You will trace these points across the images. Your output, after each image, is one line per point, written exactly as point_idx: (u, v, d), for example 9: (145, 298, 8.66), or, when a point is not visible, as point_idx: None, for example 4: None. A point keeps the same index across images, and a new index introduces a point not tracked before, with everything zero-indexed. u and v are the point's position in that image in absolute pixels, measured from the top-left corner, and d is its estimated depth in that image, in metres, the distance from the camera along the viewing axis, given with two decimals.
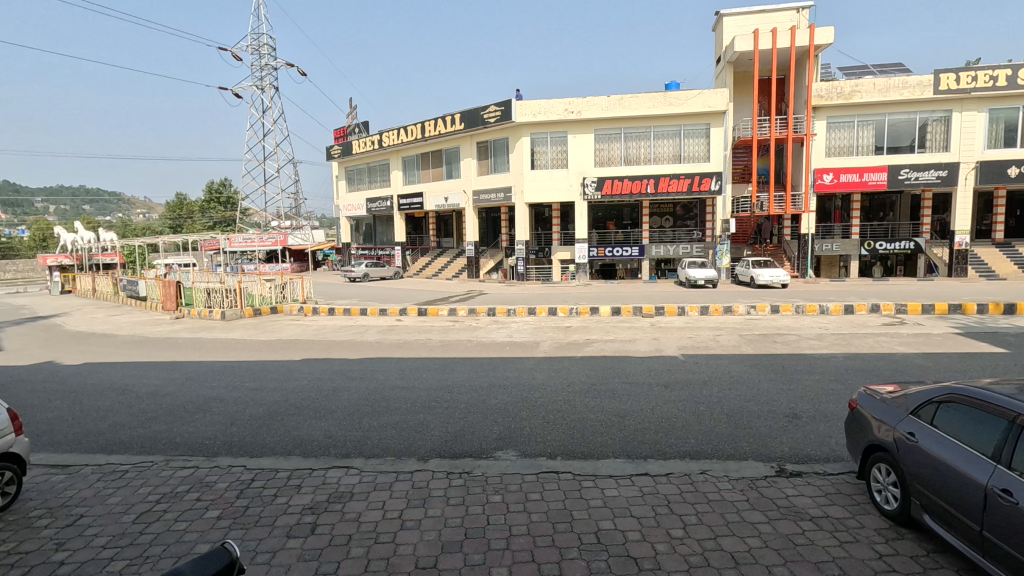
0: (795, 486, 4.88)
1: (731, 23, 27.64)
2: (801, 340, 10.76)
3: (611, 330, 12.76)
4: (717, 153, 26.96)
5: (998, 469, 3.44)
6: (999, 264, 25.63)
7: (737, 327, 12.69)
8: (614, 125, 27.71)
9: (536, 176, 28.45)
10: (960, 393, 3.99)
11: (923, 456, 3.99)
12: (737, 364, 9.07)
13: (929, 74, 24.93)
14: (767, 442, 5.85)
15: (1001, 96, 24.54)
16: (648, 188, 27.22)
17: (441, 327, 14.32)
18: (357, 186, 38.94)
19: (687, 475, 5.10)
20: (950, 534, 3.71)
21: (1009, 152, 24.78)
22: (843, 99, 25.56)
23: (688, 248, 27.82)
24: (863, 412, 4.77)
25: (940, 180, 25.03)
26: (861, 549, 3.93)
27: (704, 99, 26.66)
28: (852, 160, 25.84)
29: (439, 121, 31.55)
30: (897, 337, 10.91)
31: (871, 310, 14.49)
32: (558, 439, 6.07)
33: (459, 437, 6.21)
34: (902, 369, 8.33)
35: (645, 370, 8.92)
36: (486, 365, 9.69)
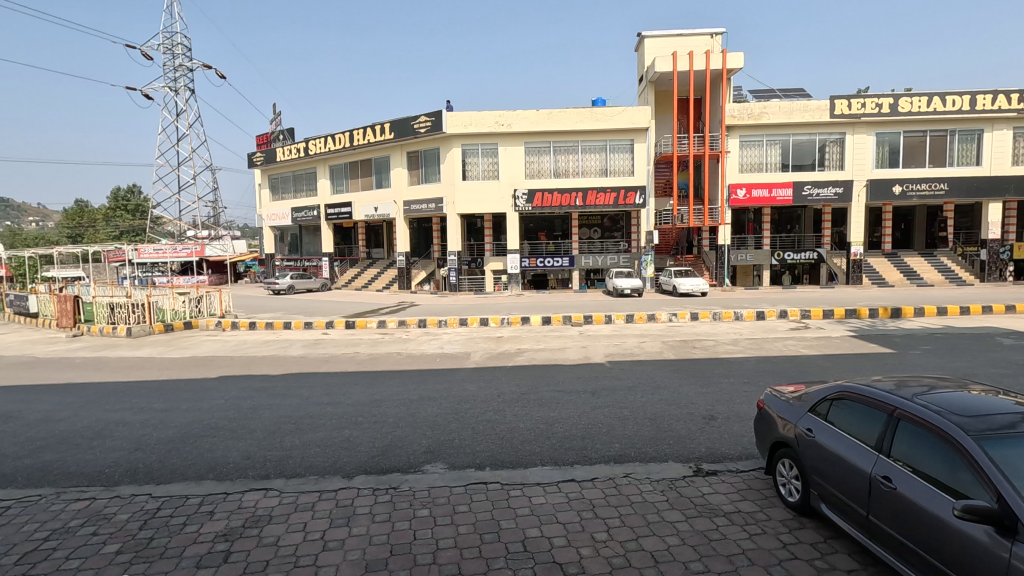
0: (711, 485, 5.14)
1: (651, 46, 29.14)
2: (718, 346, 11.41)
3: (541, 340, 12.96)
4: (641, 168, 28.16)
5: (880, 459, 3.80)
6: (889, 273, 28.24)
7: (660, 334, 13.25)
8: (543, 138, 28.35)
9: (468, 187, 28.50)
10: (850, 390, 4.36)
11: (820, 450, 4.32)
12: (660, 370, 9.48)
13: (826, 99, 27.32)
14: (686, 443, 6.14)
15: (886, 122, 27.27)
16: (577, 201, 27.92)
17: (369, 340, 14.00)
18: (282, 195, 37.38)
19: (611, 479, 5.27)
20: (845, 521, 4.03)
21: (895, 172, 27.42)
22: (753, 119, 27.48)
23: (616, 258, 28.73)
24: (770, 412, 5.10)
25: (837, 197, 27.37)
26: (768, 541, 4.21)
27: (629, 116, 27.81)
28: (762, 176, 27.77)
29: (368, 130, 30.97)
30: (802, 341, 11.81)
31: (779, 316, 15.60)
32: (488, 449, 6.08)
33: (386, 451, 6.09)
34: (806, 370, 9.02)
35: (574, 378, 9.12)
36: (416, 377, 9.55)
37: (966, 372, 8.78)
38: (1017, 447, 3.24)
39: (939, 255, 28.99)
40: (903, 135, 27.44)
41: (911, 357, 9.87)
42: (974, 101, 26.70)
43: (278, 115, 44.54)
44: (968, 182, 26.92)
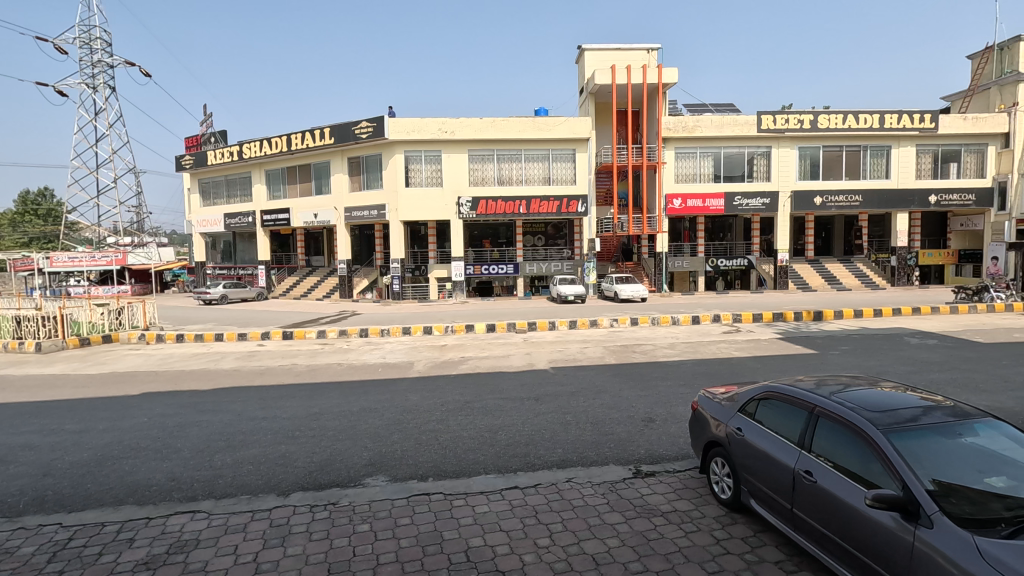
0: (649, 485, 5.29)
1: (592, 58, 29.94)
2: (656, 349, 11.80)
3: (485, 347, 12.95)
4: (583, 177, 28.80)
5: (802, 454, 4.04)
6: (812, 278, 30.12)
7: (601, 339, 13.54)
8: (487, 146, 28.48)
9: (411, 194, 28.18)
10: (775, 390, 4.61)
11: (749, 448, 4.53)
12: (602, 374, 9.69)
13: (753, 114, 28.92)
14: (626, 446, 6.30)
15: (807, 137, 29.16)
16: (520, 209, 28.25)
17: (308, 351, 13.55)
18: (213, 201, 35.60)
19: (554, 484, 5.32)
20: (771, 514, 4.26)
21: (815, 184, 29.29)
22: (687, 132, 28.72)
23: (559, 265, 29.15)
24: (704, 412, 5.32)
25: (764, 207, 28.98)
26: (702, 537, 4.38)
27: (570, 126, 28.42)
28: (696, 186, 29.02)
29: (306, 134, 30.05)
30: (734, 343, 12.40)
31: (713, 320, 16.33)
32: (431, 460, 6.00)
33: (325, 466, 5.90)
34: (738, 371, 9.47)
35: (518, 384, 9.16)
36: (357, 388, 9.31)
37: (878, 370, 9.49)
38: (920, 438, 3.53)
39: (856, 261, 31.20)
40: (823, 150, 29.42)
41: (832, 357, 10.55)
42: (883, 119, 28.97)
43: (210, 117, 42.53)
44: (879, 194, 29.09)
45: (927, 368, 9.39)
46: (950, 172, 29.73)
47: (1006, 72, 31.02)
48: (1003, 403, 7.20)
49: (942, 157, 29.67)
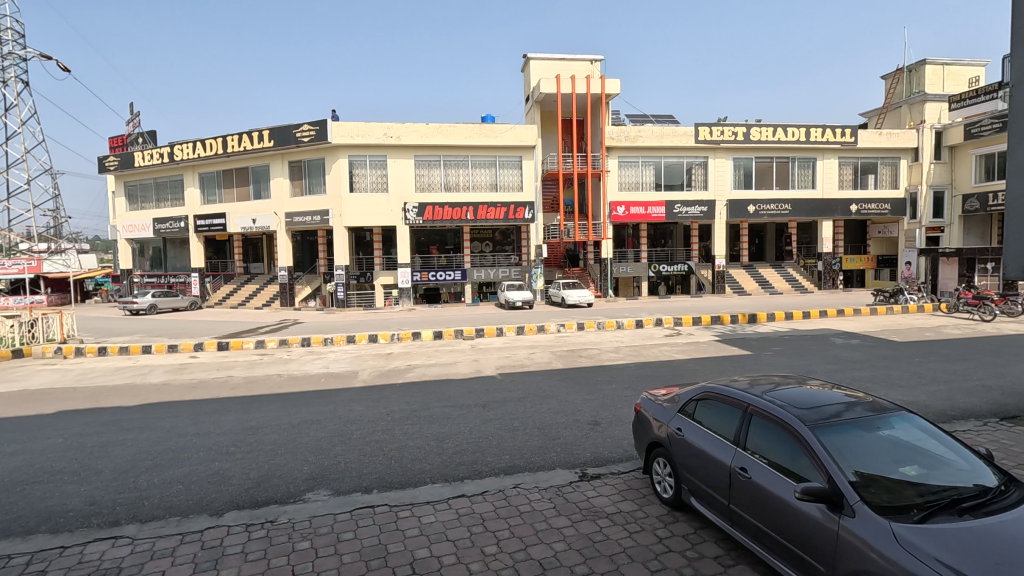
0: (594, 488, 5.37)
1: (537, 67, 30.39)
2: (602, 354, 12.04)
3: (432, 355, 12.80)
4: (529, 184, 29.10)
5: (738, 451, 4.21)
6: (747, 282, 31.58)
7: (549, 345, 13.67)
8: (433, 152, 28.29)
9: (355, 199, 27.58)
10: (712, 391, 4.78)
11: (688, 448, 4.68)
12: (549, 379, 9.78)
13: (691, 126, 30.13)
14: (572, 449, 6.37)
15: (741, 148, 30.66)
16: (467, 215, 28.17)
17: (246, 362, 12.96)
18: (141, 204, 33.57)
19: (501, 491, 5.30)
20: (710, 511, 4.41)
21: (749, 193, 30.75)
22: (630, 141, 29.58)
23: (507, 271, 29.24)
24: (646, 414, 5.45)
25: (702, 215, 30.22)
26: (645, 536, 4.47)
27: (517, 133, 28.68)
28: (639, 194, 29.88)
29: (243, 137, 28.88)
30: (676, 346, 12.82)
31: (656, 323, 16.83)
32: (376, 471, 5.85)
33: (263, 482, 5.65)
34: (679, 373, 9.79)
35: (466, 391, 9.11)
36: (298, 400, 8.98)
37: (807, 369, 10.05)
38: (843, 433, 3.76)
39: (786, 266, 32.99)
40: (755, 161, 31.00)
41: (765, 358, 11.10)
42: (809, 133, 30.85)
43: (137, 116, 40.16)
44: (806, 203, 30.90)
45: (850, 366, 10.02)
46: (868, 183, 31.93)
47: (915, 92, 33.77)
48: (917, 398, 7.77)
49: (861, 169, 31.81)
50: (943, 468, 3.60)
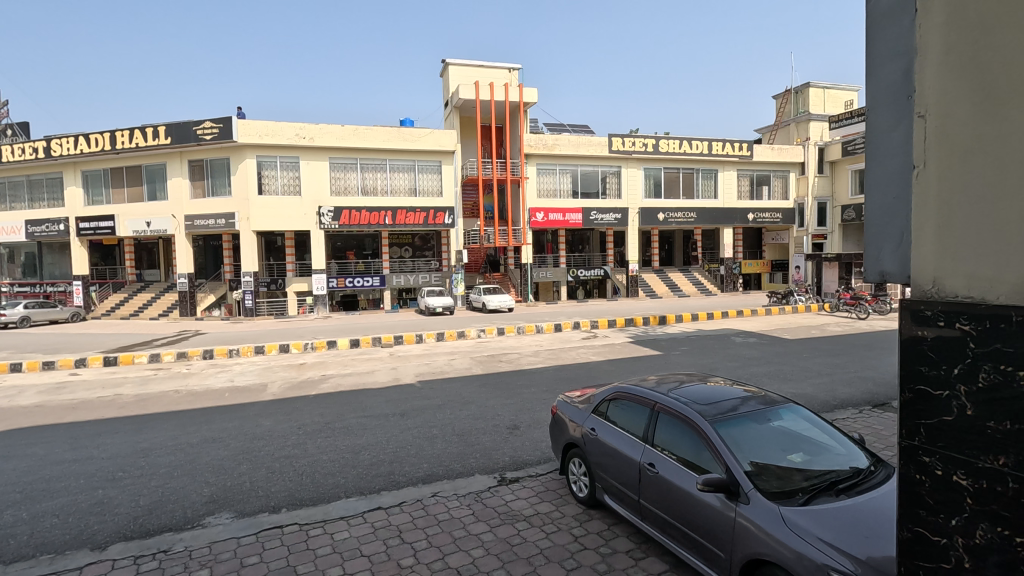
0: (513, 492, 5.41)
1: (455, 73, 30.41)
2: (521, 358, 12.20)
3: (348, 364, 12.36)
4: (449, 189, 29.00)
5: (646, 448, 4.39)
6: (658, 286, 33.23)
7: (469, 351, 13.64)
8: (349, 155, 27.43)
9: (264, 203, 26.13)
10: (623, 392, 4.96)
11: (601, 447, 4.84)
12: (468, 385, 9.76)
13: (605, 136, 31.30)
14: (491, 454, 6.39)
15: (651, 159, 32.29)
16: (387, 220, 27.56)
17: (138, 377, 11.84)
18: (10, 204, 29.82)
19: (418, 501, 5.21)
20: (622, 507, 4.58)
21: (658, 201, 32.40)
22: (547, 149, 30.30)
23: (427, 277, 28.86)
24: (562, 416, 5.57)
25: (617, 222, 31.46)
26: (562, 536, 4.57)
27: (436, 138, 28.53)
28: (557, 201, 30.58)
29: (135, 133, 26.53)
30: (592, 348, 13.25)
31: (573, 327, 17.30)
32: (285, 489, 5.55)
33: (156, 509, 5.18)
34: (595, 374, 10.13)
35: (383, 401, 8.87)
36: (199, 417, 8.34)
37: (711, 367, 10.72)
38: (739, 426, 4.04)
39: (693, 271, 35.14)
40: (664, 171, 32.75)
41: (673, 357, 11.74)
42: (711, 146, 33.05)
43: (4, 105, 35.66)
44: (710, 211, 33.05)
45: (748, 363, 10.83)
46: (763, 194, 34.76)
47: (801, 112, 37.23)
48: (804, 390, 8.53)
49: (756, 181, 34.53)
50: (825, 453, 3.97)
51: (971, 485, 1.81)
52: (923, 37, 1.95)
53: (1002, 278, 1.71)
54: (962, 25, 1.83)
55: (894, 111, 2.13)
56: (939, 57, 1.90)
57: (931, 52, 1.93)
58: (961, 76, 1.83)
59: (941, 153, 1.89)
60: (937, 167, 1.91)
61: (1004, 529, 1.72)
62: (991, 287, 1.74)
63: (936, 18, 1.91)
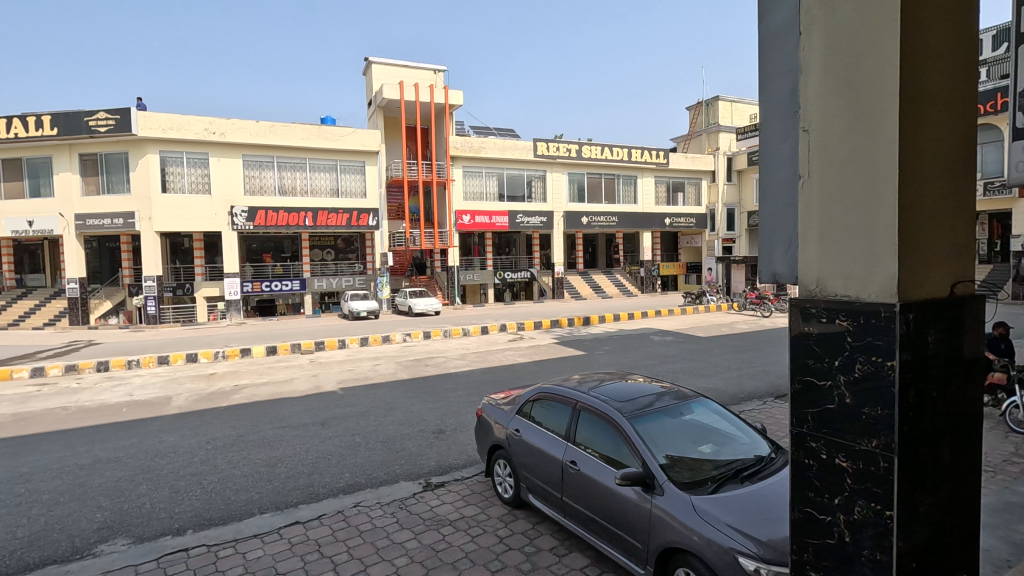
0: (438, 497, 5.35)
1: (380, 72, 29.78)
2: (447, 361, 12.11)
3: (264, 373, 11.73)
4: (373, 190, 28.32)
5: (569, 446, 4.50)
6: (583, 288, 34.12)
7: (394, 355, 13.35)
8: (265, 153, 26.10)
9: (168, 201, 24.29)
10: (546, 392, 5.04)
11: (525, 447, 4.90)
12: (393, 391, 9.55)
13: (530, 140, 31.75)
14: (416, 460, 6.29)
15: (575, 164, 33.14)
16: (306, 221, 26.43)
17: (17, 394, 10.59)
18: None
19: (338, 512, 5.02)
20: (545, 505, 4.66)
21: (582, 205, 33.29)
22: (473, 152, 30.32)
23: (350, 280, 27.97)
24: (487, 418, 5.58)
25: (542, 225, 32.02)
26: (487, 538, 4.57)
27: (359, 138, 27.75)
28: (483, 204, 30.64)
29: (14, 122, 23.76)
30: (518, 350, 13.38)
31: (500, 329, 17.40)
32: (190, 509, 5.17)
33: (37, 540, 4.66)
34: (520, 375, 10.25)
35: (303, 410, 8.49)
36: (91, 436, 7.59)
37: (631, 365, 11.16)
38: (654, 420, 4.24)
39: (615, 273, 36.44)
40: (587, 176, 33.71)
41: (596, 357, 12.08)
42: (631, 154, 34.41)
43: None
44: (630, 216, 34.38)
45: (665, 360, 11.37)
46: (678, 200, 36.62)
47: (712, 123, 39.73)
48: (714, 385, 9.08)
49: (673, 188, 36.36)
50: (731, 443, 4.24)
51: (851, 467, 1.99)
52: (805, 59, 2.13)
53: (873, 278, 1.91)
54: (838, 48, 2.01)
55: (784, 123, 2.31)
56: (819, 77, 2.08)
57: (813, 72, 2.11)
58: (839, 95, 2.01)
59: (823, 165, 2.07)
60: (819, 177, 2.09)
61: (877, 504, 1.92)
62: (863, 287, 1.94)
63: (816, 41, 2.09)
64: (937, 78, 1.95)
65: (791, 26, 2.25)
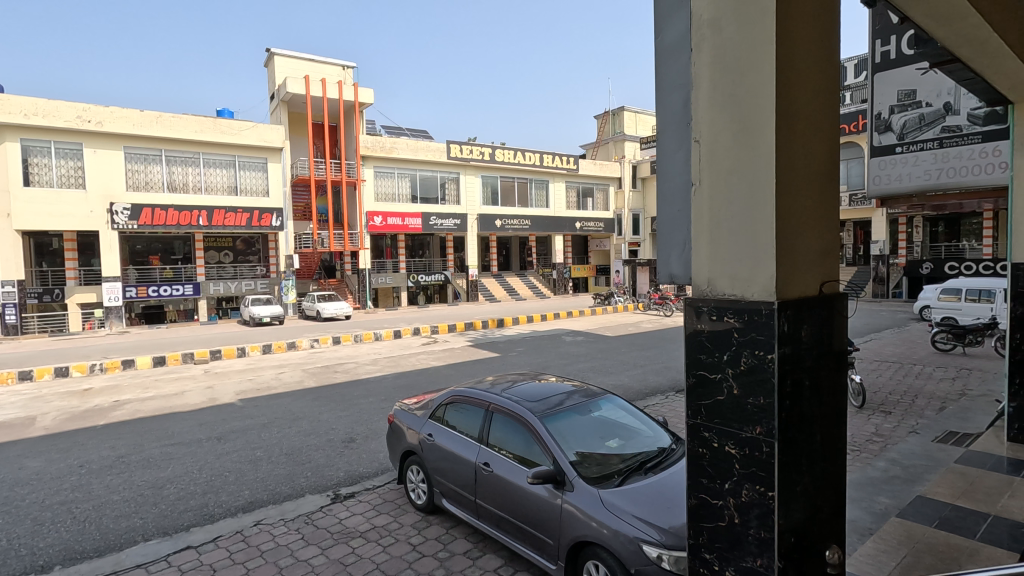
0: (348, 508, 5.15)
1: (283, 64, 28.32)
2: (358, 367, 11.72)
3: (151, 386, 10.71)
4: (276, 189, 26.81)
5: (481, 448, 4.50)
6: (497, 290, 34.39)
7: (300, 363, 12.71)
8: (151, 145, 23.87)
9: (33, 196, 21.53)
10: (460, 395, 5.00)
11: (438, 452, 4.83)
12: (300, 400, 9.08)
13: (443, 142, 31.53)
14: (324, 471, 6.01)
15: (489, 167, 33.37)
16: (200, 220, 24.46)
17: None
18: None
19: (237, 533, 4.69)
20: (459, 508, 4.63)
21: (495, 209, 33.58)
22: (385, 152, 29.56)
23: (251, 284, 26.26)
24: (399, 424, 5.46)
25: (456, 227, 31.92)
26: (399, 547, 4.46)
27: (260, 133, 26.18)
28: (395, 206, 30.00)
29: None
30: (432, 353, 13.25)
31: (413, 332, 17.12)
32: (58, 543, 4.59)
33: None
34: (434, 379, 10.14)
35: (196, 424, 7.85)
36: None
37: (543, 365, 11.42)
38: (564, 419, 4.35)
39: (529, 276, 37.10)
40: (500, 179, 34.07)
41: (509, 358, 12.22)
42: (543, 159, 35.17)
43: None
44: (543, 219, 35.12)
45: (575, 360, 11.74)
46: (588, 205, 37.99)
47: (618, 132, 41.68)
48: (622, 382, 9.50)
49: (582, 193, 37.64)
50: (636, 437, 4.45)
51: (739, 453, 2.16)
52: (696, 73, 2.28)
53: (755, 278, 2.08)
54: (724, 66, 2.17)
55: (679, 134, 2.45)
56: (707, 93, 2.24)
57: (703, 86, 2.26)
58: (725, 110, 2.17)
59: (712, 174, 2.22)
60: (709, 186, 2.24)
61: (761, 487, 2.09)
62: (747, 286, 2.11)
63: (706, 58, 2.24)
64: (807, 98, 2.16)
65: (684, 41, 2.41)
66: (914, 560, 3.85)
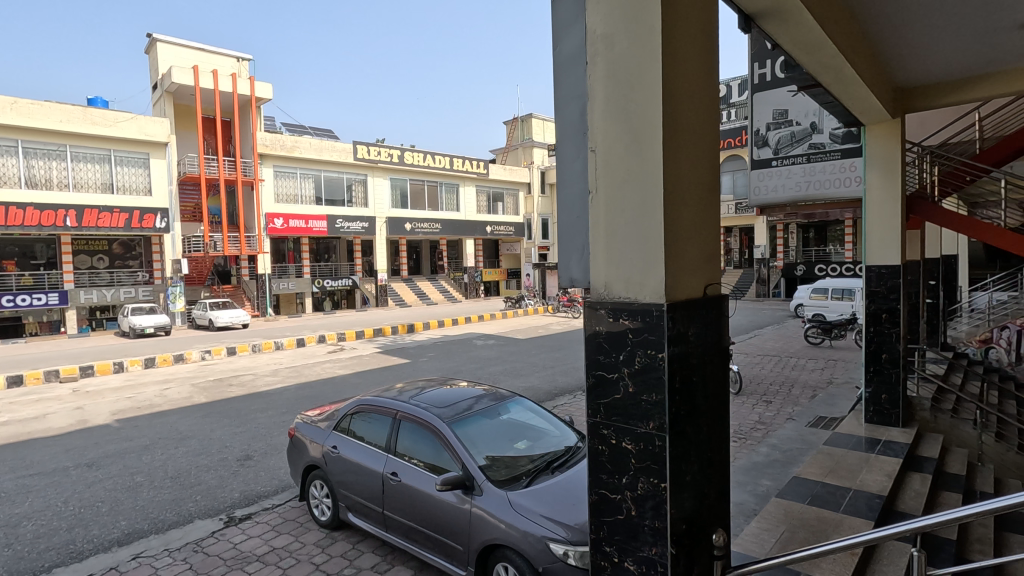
0: (243, 531, 4.80)
1: (166, 52, 25.99)
2: (256, 379, 10.99)
3: (5, 410, 9.36)
4: (160, 188, 24.50)
5: (388, 458, 4.38)
6: (407, 294, 33.63)
7: (189, 377, 11.69)
8: (5, 134, 20.92)
9: None
10: (366, 404, 4.82)
11: (343, 464, 4.65)
12: (188, 417, 8.35)
13: (349, 143, 30.45)
14: (216, 493, 5.57)
15: (398, 169, 32.69)
16: (67, 221, 21.92)
17: None
18: None
19: (112, 570, 4.21)
20: (365, 521, 4.48)
21: (405, 211, 32.98)
22: (286, 151, 27.98)
23: (132, 291, 23.66)
24: (301, 437, 5.18)
25: (363, 230, 30.99)
26: (301, 568, 4.23)
27: (140, 126, 23.85)
28: (297, 208, 28.57)
29: None
30: (338, 362, 12.72)
31: (318, 340, 16.34)
32: None
33: None
34: (339, 388, 9.74)
35: (61, 451, 6.96)
36: None
37: (454, 370, 11.35)
38: (473, 423, 4.34)
39: (440, 279, 36.79)
40: (410, 182, 33.49)
41: (420, 364, 12.01)
42: (452, 162, 35.02)
43: None
44: (454, 223, 35.00)
45: (486, 363, 11.80)
46: (498, 210, 38.31)
47: (527, 138, 42.50)
48: (531, 384, 9.66)
49: (492, 197, 37.90)
50: (544, 437, 4.54)
51: (635, 448, 2.26)
52: (592, 84, 2.37)
53: (646, 282, 2.20)
54: (617, 79, 2.28)
55: (577, 142, 2.52)
56: (601, 105, 2.34)
57: (597, 97, 2.35)
58: (618, 122, 2.28)
59: (608, 181, 2.32)
60: (605, 193, 2.34)
61: (654, 478, 2.21)
62: (639, 290, 2.22)
63: (599, 71, 2.35)
64: (690, 113, 2.33)
65: (578, 55, 2.50)
66: (790, 535, 4.25)
